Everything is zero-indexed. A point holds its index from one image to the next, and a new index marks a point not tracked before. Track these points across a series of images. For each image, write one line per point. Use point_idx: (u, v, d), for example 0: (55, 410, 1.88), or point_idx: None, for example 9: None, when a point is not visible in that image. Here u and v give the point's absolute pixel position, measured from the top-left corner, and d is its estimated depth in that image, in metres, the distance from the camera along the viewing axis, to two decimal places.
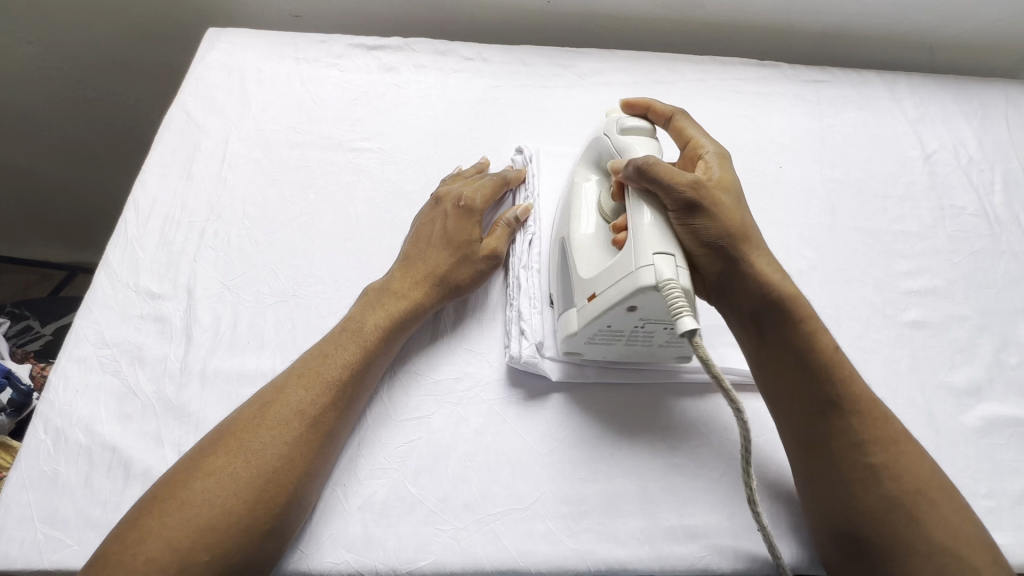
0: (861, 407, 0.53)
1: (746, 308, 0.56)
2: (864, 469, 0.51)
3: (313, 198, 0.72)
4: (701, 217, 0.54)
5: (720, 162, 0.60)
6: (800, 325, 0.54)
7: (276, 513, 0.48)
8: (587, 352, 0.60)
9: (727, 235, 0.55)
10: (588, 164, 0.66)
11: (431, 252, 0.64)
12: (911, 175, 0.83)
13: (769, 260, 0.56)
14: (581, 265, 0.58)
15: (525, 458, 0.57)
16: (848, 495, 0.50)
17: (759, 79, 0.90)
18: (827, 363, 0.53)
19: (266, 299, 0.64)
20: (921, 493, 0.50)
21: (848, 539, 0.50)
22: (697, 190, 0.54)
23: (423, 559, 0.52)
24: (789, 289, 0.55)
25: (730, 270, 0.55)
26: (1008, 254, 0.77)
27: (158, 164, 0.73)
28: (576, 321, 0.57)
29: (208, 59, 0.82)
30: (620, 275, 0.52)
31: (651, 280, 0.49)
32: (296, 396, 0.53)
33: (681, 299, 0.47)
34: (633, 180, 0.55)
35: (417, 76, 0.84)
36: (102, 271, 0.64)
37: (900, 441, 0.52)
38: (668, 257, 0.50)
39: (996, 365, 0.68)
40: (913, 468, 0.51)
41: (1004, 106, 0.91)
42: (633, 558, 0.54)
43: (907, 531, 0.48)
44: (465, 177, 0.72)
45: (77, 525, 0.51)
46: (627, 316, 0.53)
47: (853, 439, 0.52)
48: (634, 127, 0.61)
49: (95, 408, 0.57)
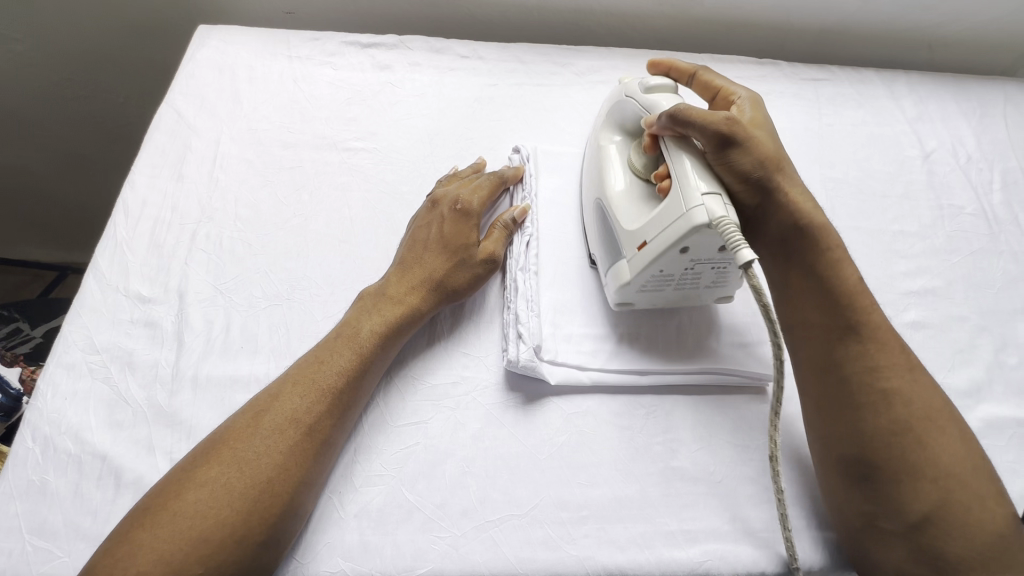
0: (878, 335, 0.54)
1: (778, 238, 0.60)
2: (879, 392, 0.52)
3: (307, 198, 0.70)
4: (737, 152, 0.57)
5: (753, 104, 0.63)
6: (825, 251, 0.57)
7: (271, 523, 0.47)
8: (638, 302, 0.62)
9: (762, 167, 0.57)
10: (612, 126, 0.69)
11: (428, 256, 0.63)
12: (910, 174, 0.83)
13: (799, 186, 0.60)
14: (626, 218, 0.60)
15: (524, 463, 0.57)
16: (861, 420, 0.51)
17: (758, 77, 0.89)
18: (844, 293, 0.56)
19: (259, 303, 0.63)
20: (930, 419, 0.51)
21: (857, 467, 0.51)
22: (730, 126, 0.57)
23: (421, 567, 0.51)
24: (817, 218, 0.58)
25: (765, 202, 0.59)
26: (1008, 254, 0.76)
27: (148, 164, 0.71)
28: (629, 271, 0.58)
29: (199, 57, 0.81)
30: (672, 218, 0.54)
31: (705, 218, 0.52)
32: (293, 403, 0.52)
33: (737, 232, 0.50)
34: (668, 129, 0.58)
35: (412, 75, 0.83)
36: (91, 275, 0.63)
37: (914, 369, 0.54)
38: (717, 197, 0.53)
39: (996, 366, 0.67)
40: (926, 395, 0.52)
41: (1002, 104, 0.91)
42: (633, 564, 0.53)
43: (915, 456, 0.50)
44: (461, 177, 0.70)
45: (66, 535, 0.50)
46: (679, 260, 0.56)
47: (870, 364, 0.53)
48: (658, 85, 0.65)
49: (85, 415, 0.56)
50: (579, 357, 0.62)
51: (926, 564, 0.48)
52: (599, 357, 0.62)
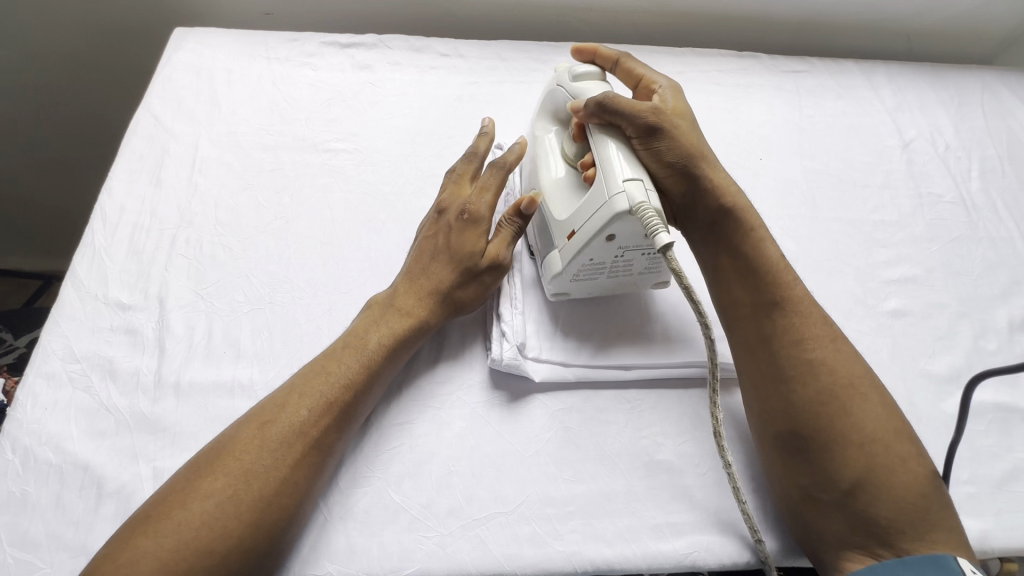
0: (800, 307, 0.56)
1: (706, 225, 0.61)
2: (805, 363, 0.53)
3: (288, 201, 0.70)
4: (664, 139, 0.59)
5: (674, 92, 0.65)
6: (748, 233, 0.60)
7: (274, 534, 0.48)
8: (574, 291, 0.63)
9: (684, 155, 0.60)
10: (548, 116, 0.70)
11: (435, 268, 0.61)
12: (890, 164, 0.83)
13: (723, 174, 0.62)
14: (556, 209, 0.61)
15: (509, 461, 0.57)
16: (791, 392, 0.53)
17: (738, 70, 0.90)
18: (769, 271, 0.58)
19: (241, 307, 0.62)
20: (853, 387, 0.53)
21: (791, 440, 0.52)
22: (656, 115, 0.59)
23: (407, 568, 0.52)
24: (740, 203, 0.61)
25: (693, 189, 0.61)
26: (986, 241, 0.77)
27: (125, 170, 0.70)
28: (559, 261, 0.59)
29: (176, 60, 0.80)
30: (596, 207, 0.55)
31: (625, 205, 0.53)
32: (299, 414, 0.52)
33: (655, 219, 0.51)
34: (595, 116, 0.60)
35: (392, 74, 0.82)
36: (69, 282, 0.62)
37: (836, 340, 0.56)
38: (638, 182, 0.54)
39: (976, 352, 0.68)
40: (848, 363, 0.54)
41: (980, 93, 0.92)
42: (620, 558, 0.53)
43: (840, 424, 0.51)
44: (469, 177, 0.66)
45: (48, 546, 0.50)
46: (607, 248, 0.56)
47: (795, 337, 0.55)
48: (586, 73, 0.65)
49: (65, 425, 0.55)
50: (561, 353, 0.62)
51: (864, 532, 0.48)
52: (583, 353, 0.62)
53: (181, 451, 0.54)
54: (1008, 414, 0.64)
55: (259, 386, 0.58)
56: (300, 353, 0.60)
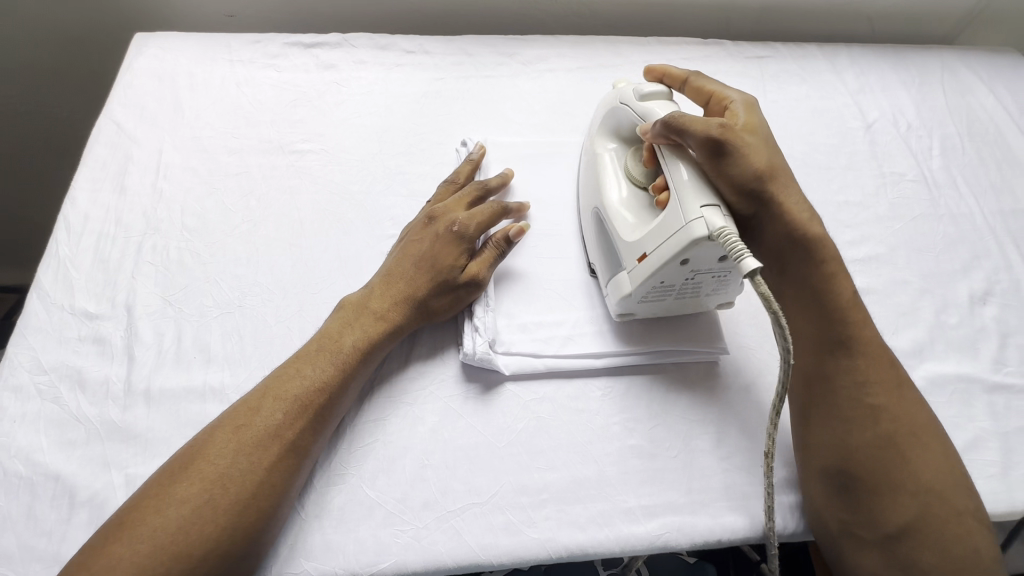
0: (868, 350, 0.56)
1: (774, 249, 0.60)
2: (865, 408, 0.54)
3: (255, 205, 0.70)
4: (730, 160, 0.57)
5: (747, 108, 0.63)
6: (819, 264, 0.58)
7: (252, 538, 0.48)
8: (640, 311, 0.63)
9: (756, 176, 0.58)
10: (608, 133, 0.70)
11: (415, 273, 0.61)
12: (853, 145, 0.85)
13: (796, 195, 0.60)
14: (625, 230, 0.61)
15: (483, 452, 0.58)
16: (848, 433, 0.54)
17: (703, 58, 0.91)
18: (837, 310, 0.57)
19: (210, 312, 0.62)
20: (915, 436, 0.53)
21: (839, 476, 0.53)
22: (722, 135, 0.57)
23: (384, 562, 0.52)
24: (812, 229, 0.59)
25: (762, 213, 0.59)
26: (947, 218, 0.79)
27: (88, 179, 0.70)
28: (629, 283, 0.60)
29: (136, 66, 0.79)
30: (672, 231, 0.55)
31: (704, 231, 0.52)
32: (273, 418, 0.52)
33: (739, 243, 0.50)
34: (662, 137, 0.59)
35: (357, 73, 0.82)
36: (34, 294, 0.62)
37: (902, 386, 0.56)
38: (715, 208, 0.54)
39: (937, 326, 0.70)
40: (912, 412, 0.54)
41: (940, 72, 0.94)
42: (594, 542, 0.54)
43: (897, 470, 0.52)
44: (463, 193, 0.67)
45: (21, 558, 0.50)
46: (680, 270, 0.56)
47: (859, 380, 0.55)
48: (652, 92, 0.64)
49: (35, 437, 0.55)
50: (533, 347, 0.63)
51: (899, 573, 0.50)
52: (553, 344, 0.63)
53: (154, 457, 0.55)
54: (968, 385, 0.66)
55: (231, 390, 0.58)
56: (270, 355, 0.60)
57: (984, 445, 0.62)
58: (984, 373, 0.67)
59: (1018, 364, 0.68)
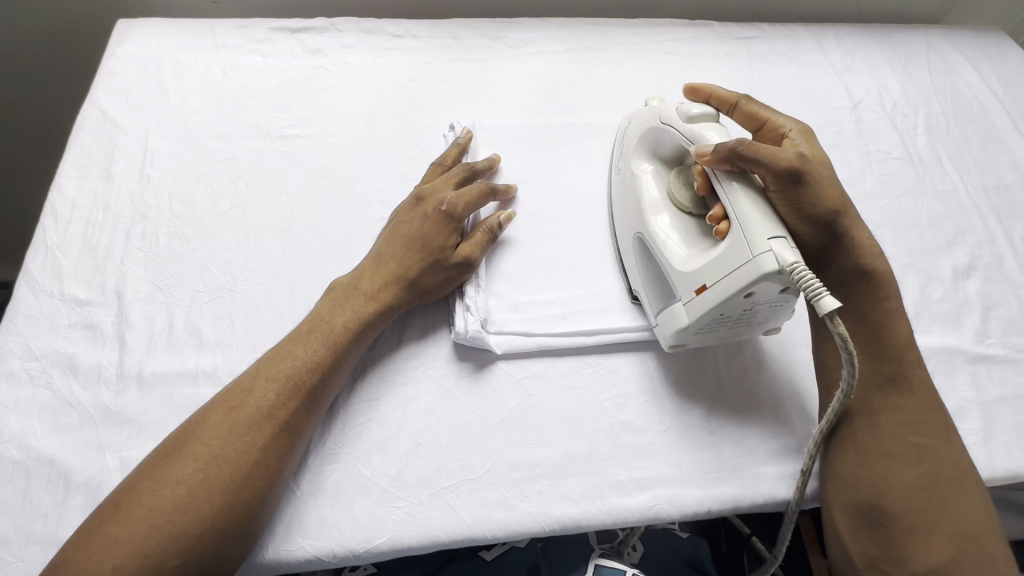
0: (918, 391, 0.55)
1: (840, 282, 0.59)
2: (912, 447, 0.53)
3: (244, 189, 0.70)
4: (809, 190, 0.54)
5: (806, 136, 0.61)
6: (882, 302, 0.58)
7: (249, 517, 0.49)
8: (692, 341, 0.60)
9: (829, 207, 0.55)
10: (645, 152, 0.66)
11: (405, 254, 0.61)
12: (840, 124, 0.85)
13: (865, 230, 0.59)
14: (677, 262, 0.57)
15: (476, 430, 0.58)
16: (888, 471, 0.53)
17: (691, 39, 0.91)
18: (894, 346, 0.56)
19: (201, 297, 0.62)
20: (955, 481, 0.52)
21: (871, 513, 0.52)
22: (801, 162, 0.54)
23: (378, 537, 0.53)
24: (880, 264, 0.58)
25: (830, 243, 0.57)
26: (932, 194, 0.80)
27: (74, 166, 0.69)
28: (686, 316, 0.57)
29: (120, 52, 0.78)
30: (737, 264, 0.52)
31: (775, 265, 0.49)
32: (267, 399, 0.52)
33: (813, 278, 0.47)
34: (725, 162, 0.54)
35: (344, 57, 0.82)
36: (22, 281, 0.62)
37: (948, 431, 0.55)
38: (783, 239, 0.50)
39: (921, 300, 0.71)
40: (954, 457, 0.53)
41: (926, 51, 0.94)
42: (586, 514, 0.55)
43: (936, 512, 0.51)
44: (451, 175, 0.67)
45: (18, 541, 0.50)
46: (743, 303, 0.53)
47: (906, 419, 0.54)
48: (701, 114, 0.60)
49: (28, 423, 0.55)
50: (523, 326, 0.63)
51: None
52: (544, 323, 0.64)
53: (149, 440, 0.55)
54: (952, 356, 0.67)
55: (224, 373, 0.59)
56: (262, 338, 0.61)
57: (967, 413, 0.64)
58: (966, 344, 0.68)
59: (1000, 335, 0.69)
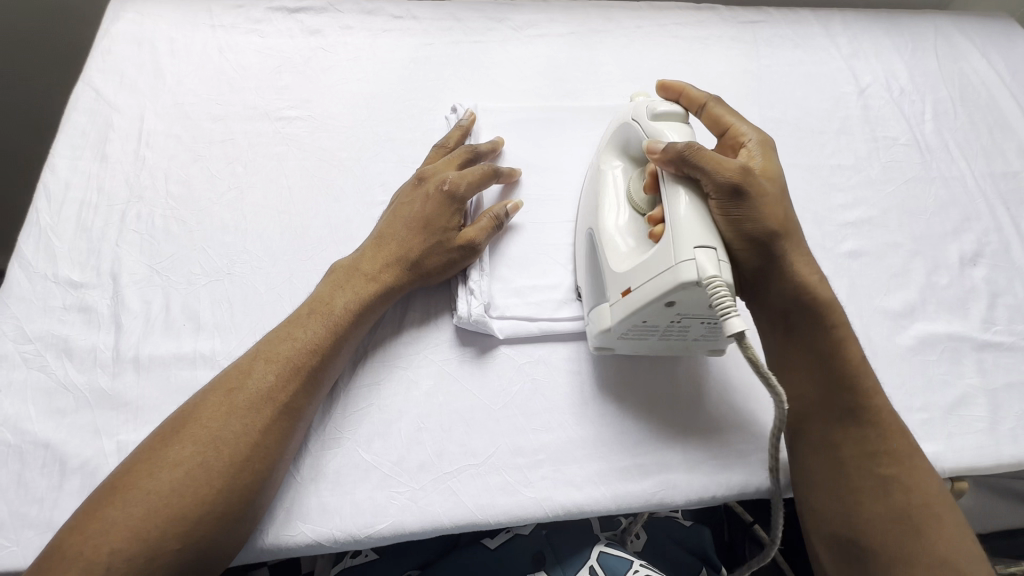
0: (876, 418, 0.54)
1: (779, 307, 0.56)
2: (877, 479, 0.52)
3: (242, 170, 0.68)
4: (748, 207, 0.51)
5: (763, 150, 0.58)
6: (830, 328, 0.55)
7: (248, 501, 0.48)
8: (621, 346, 0.58)
9: (766, 229, 0.53)
10: (615, 149, 0.63)
11: (407, 235, 0.60)
12: (846, 110, 0.84)
13: (806, 259, 0.56)
14: (614, 260, 0.56)
15: (479, 415, 0.58)
16: (858, 504, 0.52)
17: (696, 22, 0.89)
18: (849, 372, 0.54)
19: (198, 280, 0.61)
20: (928, 508, 0.51)
21: (849, 547, 0.52)
22: (744, 177, 0.52)
23: (380, 523, 0.52)
24: (824, 293, 0.55)
25: (767, 267, 0.54)
26: (939, 181, 0.79)
27: (67, 147, 0.68)
28: (610, 317, 0.56)
29: (114, 31, 0.77)
30: (658, 270, 0.49)
31: (692, 276, 0.46)
32: (266, 380, 0.51)
33: (727, 298, 0.45)
34: (671, 163, 0.52)
35: (343, 38, 0.80)
36: (16, 263, 0.60)
37: (914, 454, 0.54)
38: (710, 251, 0.47)
39: (928, 287, 0.70)
40: (923, 483, 0.52)
41: (933, 37, 0.93)
42: (590, 500, 0.55)
43: (913, 544, 0.50)
44: (455, 156, 0.66)
45: (13, 525, 0.49)
46: (665, 312, 0.51)
47: (868, 450, 0.53)
48: (667, 112, 0.57)
49: (23, 406, 0.54)
50: (527, 311, 0.62)
51: None
52: (547, 308, 0.63)
53: (146, 423, 0.54)
54: (958, 343, 0.67)
55: (222, 356, 0.58)
56: (261, 322, 0.60)
57: (973, 401, 0.63)
58: (973, 332, 0.68)
59: (1006, 323, 0.69)
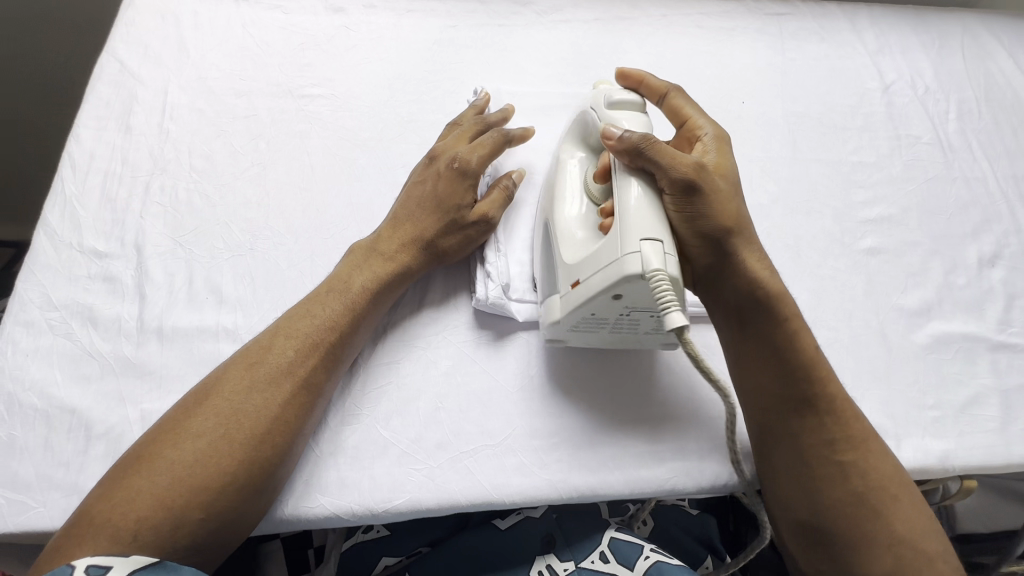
0: (834, 408, 0.54)
1: (732, 305, 0.55)
2: (835, 466, 0.52)
3: (265, 147, 0.68)
4: (700, 203, 0.52)
5: (718, 145, 0.58)
6: (784, 322, 0.54)
7: (268, 473, 0.48)
8: (571, 338, 0.58)
9: (718, 224, 0.53)
10: (576, 141, 0.62)
11: (421, 214, 0.61)
12: (869, 107, 0.83)
13: (758, 254, 0.55)
14: (565, 250, 0.55)
15: (495, 397, 0.58)
16: (817, 492, 0.52)
17: (722, 13, 0.88)
18: (801, 364, 0.54)
19: (221, 254, 0.62)
20: (884, 489, 0.52)
21: (813, 533, 0.52)
22: (697, 172, 0.52)
23: (399, 498, 0.53)
24: (773, 285, 0.54)
25: (718, 264, 0.54)
26: (960, 181, 0.79)
27: (92, 117, 0.68)
28: (559, 309, 0.55)
29: (139, 3, 0.76)
30: (605, 262, 0.49)
31: (637, 269, 0.46)
32: (286, 355, 0.52)
33: (668, 293, 0.45)
34: (624, 154, 0.52)
35: (367, 17, 0.79)
36: (42, 232, 0.61)
37: (868, 439, 0.54)
38: (655, 243, 0.47)
39: (945, 287, 0.70)
40: (879, 465, 0.53)
41: (960, 36, 0.92)
42: (604, 484, 0.56)
43: (872, 525, 0.50)
44: (465, 132, 0.66)
45: (40, 487, 0.50)
46: (612, 304, 0.51)
47: (826, 438, 0.53)
48: (623, 100, 0.57)
49: (48, 371, 0.55)
50: None
51: None
52: None
53: (169, 393, 0.55)
54: (973, 343, 0.67)
55: (244, 331, 0.58)
56: (283, 298, 0.60)
57: (986, 401, 0.64)
58: (988, 333, 0.68)
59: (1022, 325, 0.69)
